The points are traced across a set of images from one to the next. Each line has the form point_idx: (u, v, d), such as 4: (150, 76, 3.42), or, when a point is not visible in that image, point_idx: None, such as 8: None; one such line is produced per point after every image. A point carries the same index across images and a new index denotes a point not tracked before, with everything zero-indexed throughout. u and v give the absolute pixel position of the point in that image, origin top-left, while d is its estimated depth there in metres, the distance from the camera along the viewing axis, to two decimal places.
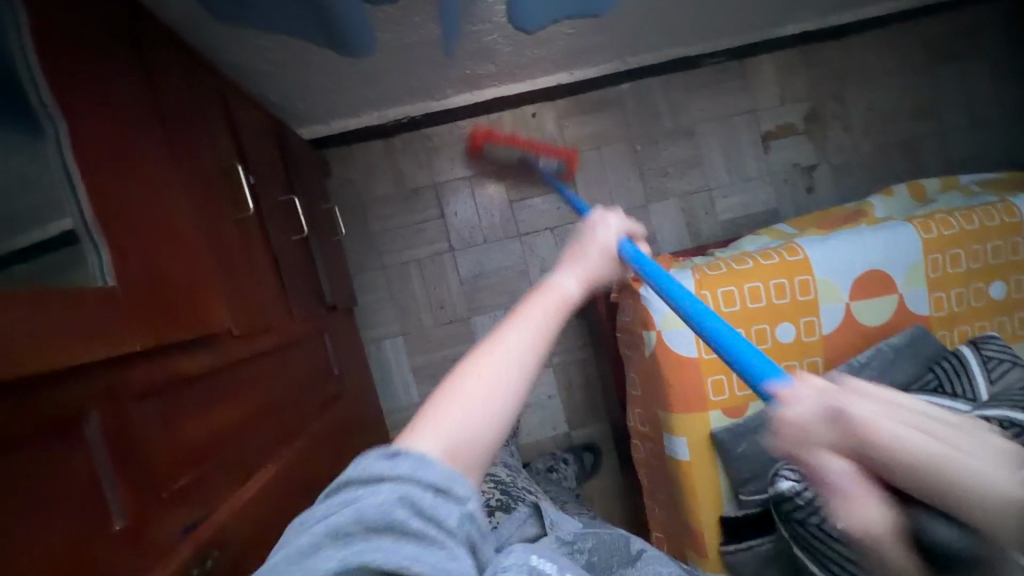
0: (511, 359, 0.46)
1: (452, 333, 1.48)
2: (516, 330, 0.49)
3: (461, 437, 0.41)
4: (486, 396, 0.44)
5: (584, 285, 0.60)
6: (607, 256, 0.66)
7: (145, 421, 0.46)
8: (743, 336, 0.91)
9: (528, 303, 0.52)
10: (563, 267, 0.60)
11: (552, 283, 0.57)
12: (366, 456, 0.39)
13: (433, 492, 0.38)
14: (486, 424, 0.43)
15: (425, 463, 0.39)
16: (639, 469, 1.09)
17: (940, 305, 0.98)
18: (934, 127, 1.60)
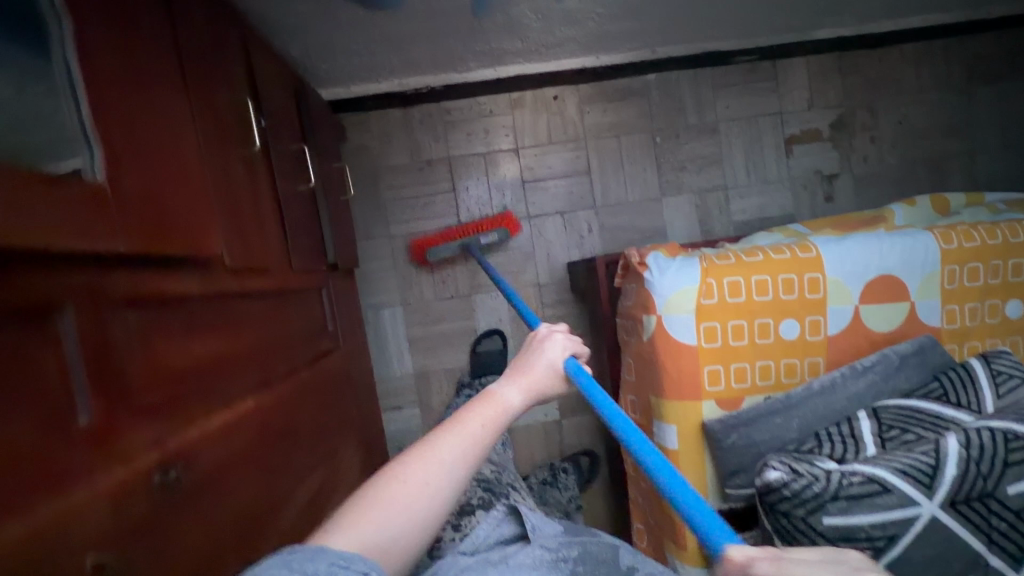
0: (432, 466, 0.54)
1: (452, 309, 1.47)
2: (446, 442, 0.56)
3: (377, 539, 0.49)
4: (407, 506, 0.52)
5: (528, 401, 0.64)
6: (550, 373, 0.67)
7: (126, 329, 0.45)
8: (746, 329, 0.89)
9: (464, 415, 0.59)
10: (507, 377, 0.65)
11: (494, 396, 0.62)
12: (273, 551, 0.42)
13: (337, 566, 0.41)
14: (401, 528, 0.51)
15: (323, 552, 0.42)
16: (627, 457, 1.08)
17: (952, 319, 0.95)
18: (964, 145, 1.55)
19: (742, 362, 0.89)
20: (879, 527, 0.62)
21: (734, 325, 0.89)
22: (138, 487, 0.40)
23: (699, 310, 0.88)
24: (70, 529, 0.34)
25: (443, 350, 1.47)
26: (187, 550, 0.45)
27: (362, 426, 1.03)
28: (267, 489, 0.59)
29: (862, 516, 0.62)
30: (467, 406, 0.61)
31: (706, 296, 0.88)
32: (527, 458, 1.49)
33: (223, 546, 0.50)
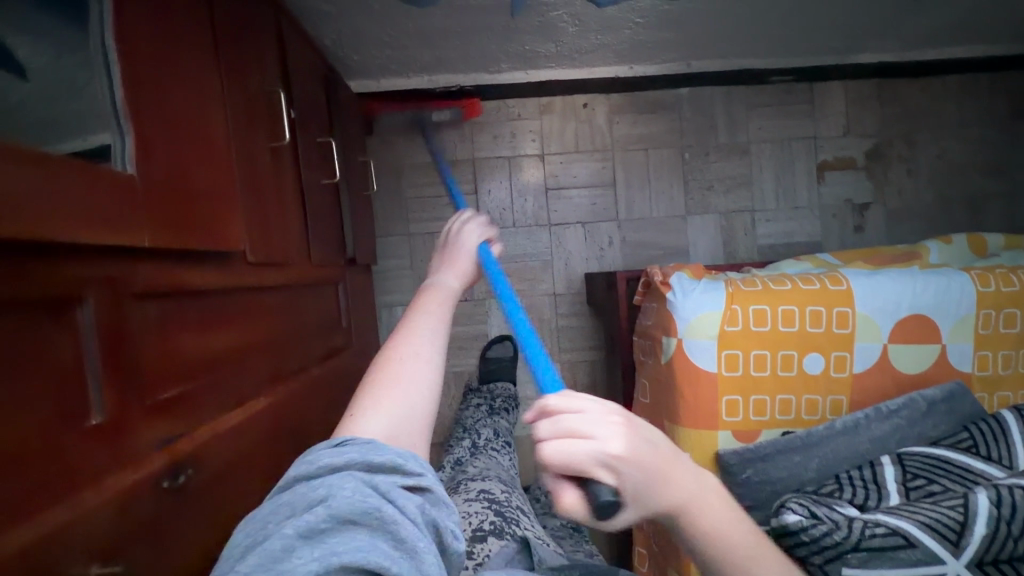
0: (422, 350, 0.54)
1: (465, 313, 1.45)
2: (423, 329, 0.58)
3: (403, 416, 0.48)
4: (417, 379, 0.51)
5: (460, 281, 0.72)
6: (469, 257, 0.74)
7: (144, 322, 0.44)
8: (768, 360, 0.86)
9: (421, 302, 0.63)
10: (443, 266, 0.73)
11: (435, 284, 0.69)
12: (313, 450, 0.40)
13: (389, 468, 0.39)
14: (414, 412, 0.49)
15: (372, 449, 0.40)
16: None
17: (984, 365, 0.91)
18: (1004, 184, 1.50)
19: (762, 393, 0.86)
20: None
21: (756, 354, 0.86)
22: (146, 488, 0.39)
23: (721, 337, 0.86)
24: (73, 531, 0.33)
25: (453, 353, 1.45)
26: (188, 553, 0.43)
27: None
28: (269, 491, 0.58)
29: (883, 570, 0.59)
30: (417, 298, 0.66)
31: (729, 322, 0.86)
32: (530, 468, 1.48)
33: (221, 552, 0.48)
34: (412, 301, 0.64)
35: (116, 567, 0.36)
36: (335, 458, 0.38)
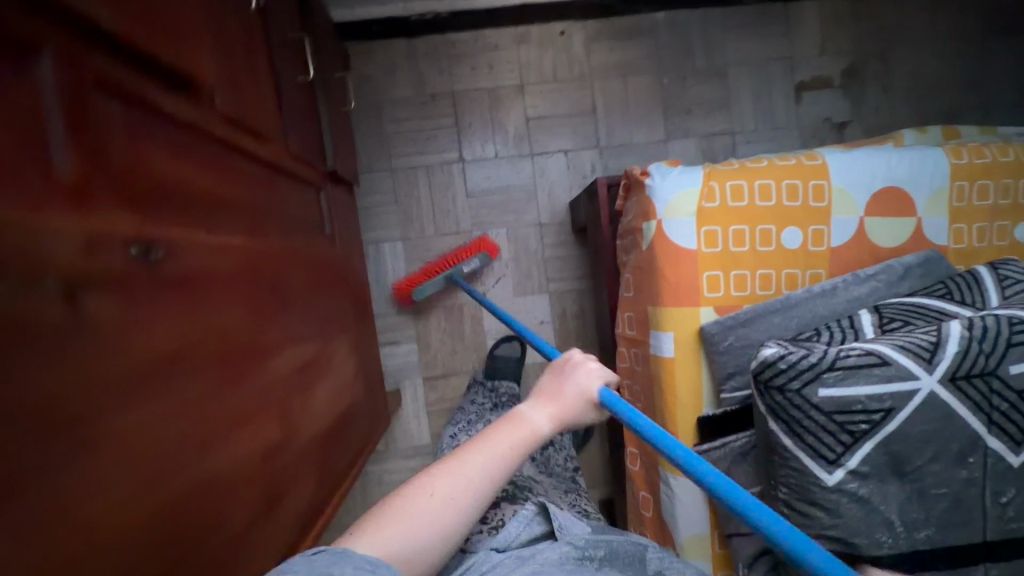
0: (459, 480, 0.57)
1: (452, 246, 1.45)
2: (483, 460, 0.59)
3: (399, 549, 0.50)
4: (428, 521, 0.53)
5: (554, 424, 0.66)
6: (582, 400, 0.69)
7: (114, 113, 0.44)
8: (746, 235, 0.87)
9: (494, 433, 0.63)
10: (537, 401, 0.68)
11: (522, 417, 0.65)
12: (290, 557, 0.42)
13: (361, 573, 0.42)
14: (426, 535, 0.53)
15: (345, 557, 0.44)
16: (622, 380, 1.07)
17: (960, 238, 0.92)
18: (978, 98, 1.52)
19: (743, 268, 0.87)
20: (874, 397, 0.61)
21: (735, 229, 0.87)
22: (114, 247, 0.39)
23: (699, 214, 0.87)
24: (37, 237, 0.33)
25: (442, 287, 1.45)
26: (172, 338, 0.44)
27: (355, 335, 1.01)
28: (257, 337, 0.59)
29: (857, 385, 0.61)
30: (498, 425, 0.64)
31: (706, 199, 0.87)
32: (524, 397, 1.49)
33: (206, 360, 0.49)
34: (491, 426, 0.64)
35: (89, 298, 0.36)
36: (302, 567, 0.42)
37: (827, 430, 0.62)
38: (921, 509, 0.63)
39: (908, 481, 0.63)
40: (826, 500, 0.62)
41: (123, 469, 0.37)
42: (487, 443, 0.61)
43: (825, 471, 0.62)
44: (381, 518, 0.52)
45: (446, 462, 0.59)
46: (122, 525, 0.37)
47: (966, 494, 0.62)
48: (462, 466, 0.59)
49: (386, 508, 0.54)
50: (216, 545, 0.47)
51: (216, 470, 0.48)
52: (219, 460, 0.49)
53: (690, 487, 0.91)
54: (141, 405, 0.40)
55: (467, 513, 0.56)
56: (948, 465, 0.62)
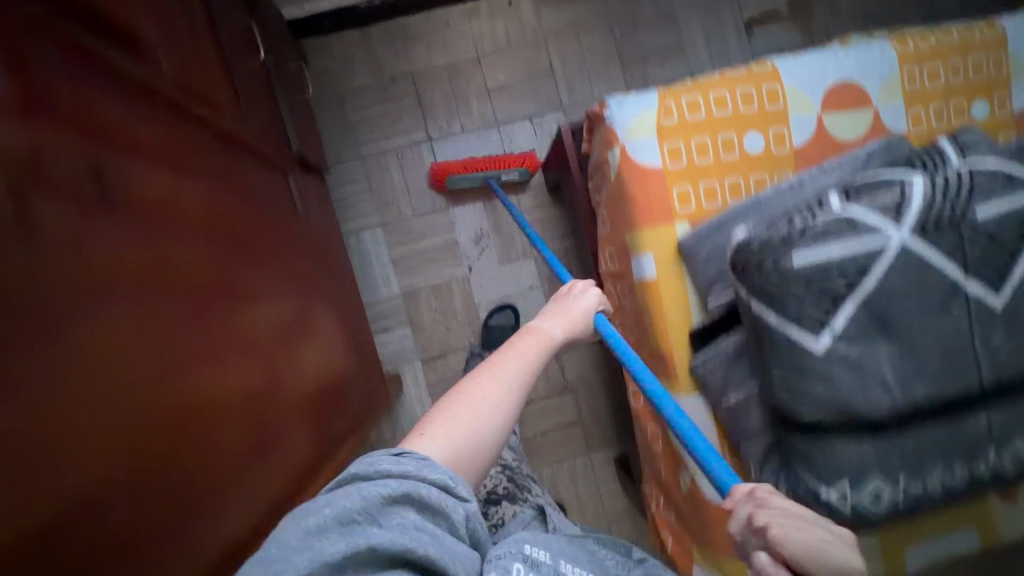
0: (495, 396, 0.64)
1: (432, 224, 1.47)
2: (519, 370, 0.69)
3: (460, 451, 0.59)
4: (480, 416, 0.62)
5: (564, 334, 0.78)
6: (584, 316, 0.81)
7: (61, 55, 0.47)
8: (710, 146, 0.88)
9: (517, 346, 0.72)
10: (551, 317, 0.79)
11: (540, 331, 0.76)
12: (377, 455, 0.53)
13: (440, 487, 0.52)
14: (480, 429, 0.61)
15: (426, 465, 0.53)
16: (613, 319, 1.07)
17: (918, 122, 0.94)
18: (925, 7, 1.55)
19: (711, 179, 0.88)
20: (849, 258, 0.61)
21: (697, 142, 0.88)
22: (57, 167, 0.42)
23: (660, 132, 0.88)
24: None
25: (427, 267, 1.46)
26: (126, 264, 0.46)
27: (342, 309, 1.02)
28: (226, 285, 0.60)
29: (829, 248, 0.61)
30: (516, 340, 0.75)
31: (665, 117, 0.88)
32: None
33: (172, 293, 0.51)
34: (509, 340, 0.74)
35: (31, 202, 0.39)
36: (395, 467, 0.52)
37: (807, 298, 0.62)
38: (913, 364, 0.63)
39: (896, 339, 0.62)
40: (816, 368, 0.63)
41: (80, 365, 0.39)
42: (513, 357, 0.70)
43: (812, 340, 0.63)
44: (435, 419, 0.61)
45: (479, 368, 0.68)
46: (87, 416, 0.39)
47: (955, 342, 0.63)
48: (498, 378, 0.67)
49: (446, 401, 0.64)
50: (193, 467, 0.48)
51: (188, 394, 0.49)
52: (191, 386, 0.50)
53: (694, 404, 0.90)
54: (91, 316, 0.41)
55: (510, 406, 0.65)
56: (932, 315, 0.62)
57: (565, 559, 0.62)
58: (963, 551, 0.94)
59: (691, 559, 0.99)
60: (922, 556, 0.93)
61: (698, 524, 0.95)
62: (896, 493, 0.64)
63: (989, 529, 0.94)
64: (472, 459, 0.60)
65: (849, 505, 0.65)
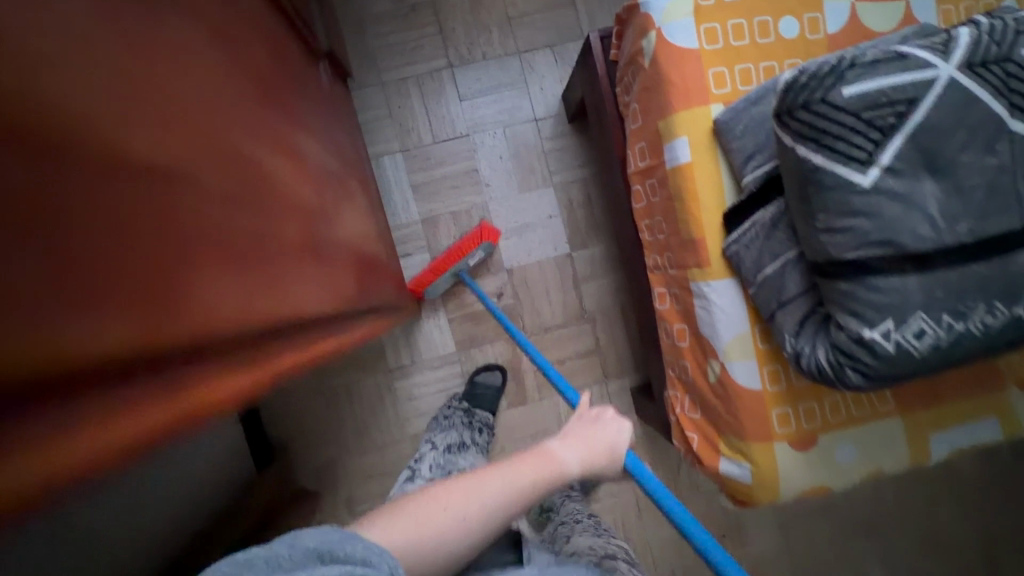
0: (469, 503, 0.65)
1: (452, 151, 1.46)
2: (495, 481, 0.68)
3: (405, 543, 0.59)
4: (445, 524, 0.62)
5: (581, 462, 0.79)
6: (606, 450, 0.83)
7: None
8: (746, 29, 0.89)
9: (520, 462, 0.73)
10: (569, 444, 0.80)
11: (552, 455, 0.77)
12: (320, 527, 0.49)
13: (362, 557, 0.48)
14: (442, 535, 0.62)
15: (353, 540, 0.49)
16: (641, 222, 1.09)
17: (948, 18, 0.94)
18: None
19: (747, 61, 0.89)
20: (900, 90, 0.63)
21: (733, 25, 0.89)
22: None
23: (697, 13, 0.89)
24: None
25: (447, 194, 1.46)
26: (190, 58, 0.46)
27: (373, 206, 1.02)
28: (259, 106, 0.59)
29: (880, 79, 0.63)
30: (525, 454, 0.76)
31: None
32: (542, 292, 1.49)
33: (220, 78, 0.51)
34: (520, 455, 0.75)
35: None
36: (323, 537, 0.48)
37: (857, 132, 0.63)
38: (959, 203, 0.64)
39: (942, 177, 0.64)
40: (865, 205, 0.64)
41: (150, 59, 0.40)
42: (498, 472, 0.70)
43: (859, 175, 0.64)
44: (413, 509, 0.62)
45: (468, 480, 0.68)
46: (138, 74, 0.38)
47: (1001, 180, 0.64)
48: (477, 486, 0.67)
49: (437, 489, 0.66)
50: (243, 255, 0.47)
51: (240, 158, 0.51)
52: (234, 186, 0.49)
53: (724, 290, 0.91)
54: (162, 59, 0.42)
55: (485, 517, 0.66)
56: (978, 152, 0.63)
57: None
58: (987, 441, 0.95)
59: (716, 452, 1.00)
60: (946, 444, 0.94)
61: (726, 414, 0.96)
62: (940, 330, 0.65)
63: (1014, 424, 0.95)
64: (417, 555, 0.60)
65: (893, 342, 0.65)
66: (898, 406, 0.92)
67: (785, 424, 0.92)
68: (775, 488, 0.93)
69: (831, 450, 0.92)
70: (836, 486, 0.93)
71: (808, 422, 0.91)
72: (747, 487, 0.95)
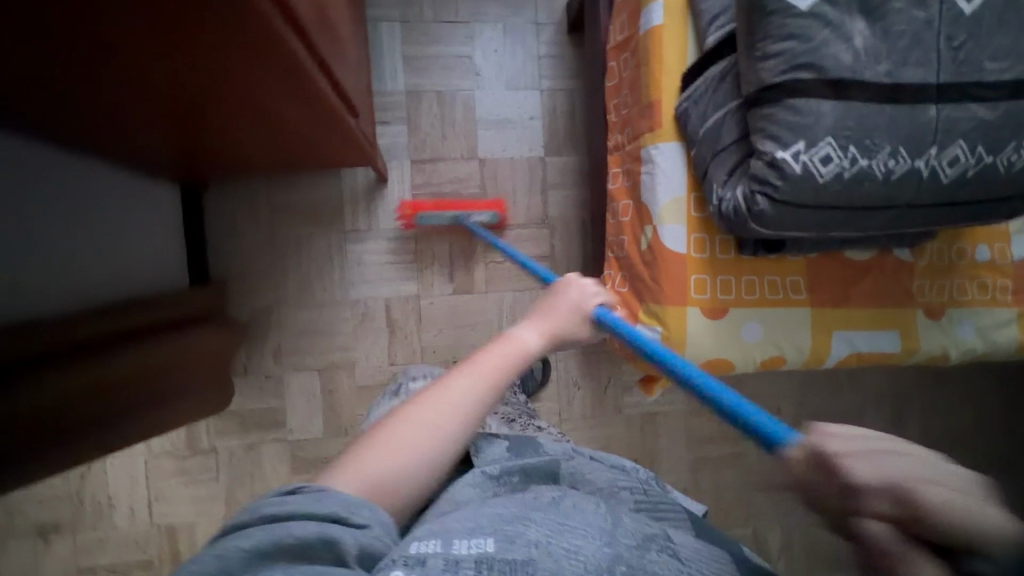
0: (447, 406, 0.75)
1: (450, 33, 1.49)
2: (471, 377, 0.79)
3: (380, 476, 0.67)
4: (413, 440, 0.71)
5: (544, 341, 0.90)
6: (575, 312, 0.95)
7: None
8: None
9: (492, 350, 0.84)
10: (530, 323, 0.91)
11: (515, 338, 0.88)
12: (280, 496, 0.59)
13: (342, 505, 0.59)
14: (412, 462, 0.70)
15: (323, 495, 0.59)
16: (610, 101, 1.13)
17: None
18: None
19: None
20: None
21: None
22: None
23: None
24: None
25: (436, 73, 1.49)
26: None
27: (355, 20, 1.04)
28: None
29: None
30: (494, 345, 0.87)
31: None
32: (508, 189, 1.52)
33: None
34: (489, 345, 0.87)
35: None
36: (293, 502, 0.58)
37: None
38: (884, 47, 0.69)
39: (873, 19, 0.69)
40: (798, 27, 0.68)
41: None
42: (480, 365, 0.81)
43: (798, 1, 0.68)
44: (392, 436, 0.72)
45: (444, 384, 0.78)
46: None
47: (924, 33, 0.69)
48: (454, 392, 0.77)
49: (421, 403, 0.76)
50: None
51: None
52: None
53: (670, 154, 0.96)
54: None
55: (460, 416, 0.75)
56: (909, 3, 0.68)
57: (460, 532, 0.62)
58: (883, 352, 1.01)
59: (634, 321, 1.02)
60: (846, 344, 0.99)
61: (648, 279, 0.99)
62: (845, 160, 0.69)
63: (912, 339, 1.02)
64: (401, 467, 0.69)
65: (801, 163, 0.69)
66: (808, 297, 0.98)
67: (702, 291, 0.95)
68: (681, 354, 0.97)
69: (739, 325, 0.96)
70: (738, 362, 0.97)
71: (722, 293, 0.95)
72: None
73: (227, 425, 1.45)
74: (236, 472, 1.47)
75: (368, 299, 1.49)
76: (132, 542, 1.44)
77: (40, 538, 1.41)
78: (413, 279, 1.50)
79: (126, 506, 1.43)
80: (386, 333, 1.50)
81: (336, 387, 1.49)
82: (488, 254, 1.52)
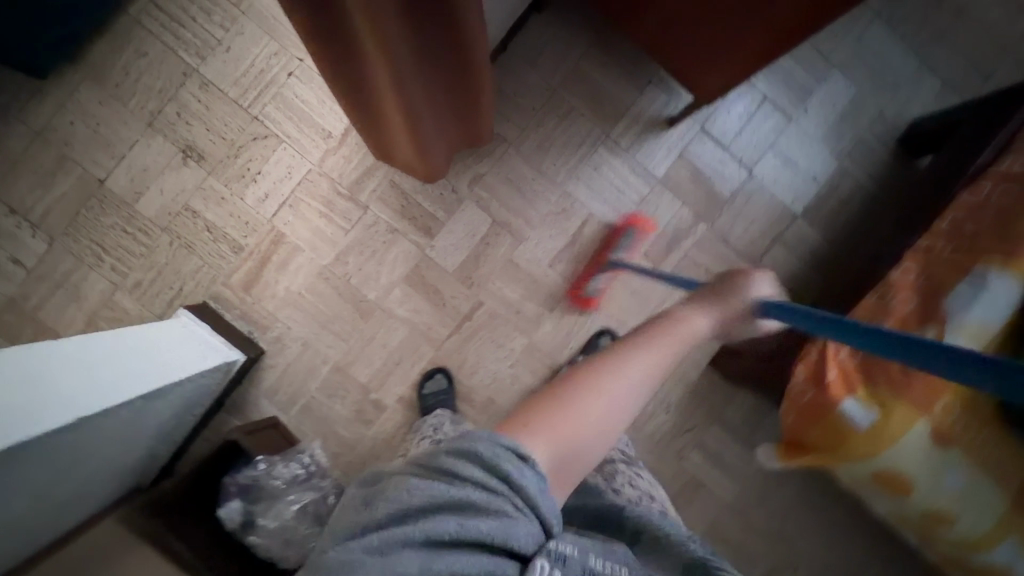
0: (625, 397, 0.70)
1: (812, 62, 1.51)
2: (640, 362, 0.73)
3: (561, 455, 0.62)
4: (612, 415, 0.69)
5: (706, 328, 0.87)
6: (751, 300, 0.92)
7: None
8: None
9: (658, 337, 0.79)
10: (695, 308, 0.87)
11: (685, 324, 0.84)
12: (472, 441, 0.57)
13: (527, 480, 0.55)
14: (593, 441, 0.66)
15: (511, 453, 0.56)
16: (950, 210, 1.10)
17: None
18: None
19: None
20: None
21: None
22: None
23: None
24: None
25: (774, 82, 1.51)
26: None
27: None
28: None
29: None
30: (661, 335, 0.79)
31: None
32: (751, 214, 1.51)
33: None
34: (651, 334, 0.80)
35: None
36: (483, 458, 0.55)
37: None
38: None
39: None
40: None
41: None
42: (648, 343, 0.77)
43: None
44: (559, 421, 0.64)
45: (592, 378, 0.70)
46: None
47: None
48: (623, 378, 0.71)
49: (578, 391, 0.69)
50: None
51: None
52: None
53: (1005, 289, 0.97)
54: None
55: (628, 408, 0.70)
56: None
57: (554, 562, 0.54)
58: None
59: (849, 390, 0.99)
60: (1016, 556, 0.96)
61: (894, 368, 0.97)
62: None
63: None
64: (578, 450, 0.64)
65: None
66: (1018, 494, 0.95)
67: (945, 414, 0.95)
68: (879, 449, 0.96)
69: (947, 466, 0.95)
70: (920, 492, 0.97)
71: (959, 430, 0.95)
72: (853, 430, 0.97)
73: (391, 199, 1.44)
74: (363, 240, 1.44)
75: (578, 200, 1.47)
76: (241, 221, 1.40)
77: (183, 154, 1.39)
78: (623, 217, 1.48)
79: (264, 189, 1.41)
80: (568, 239, 1.47)
81: (493, 245, 1.46)
82: (693, 250, 1.50)
